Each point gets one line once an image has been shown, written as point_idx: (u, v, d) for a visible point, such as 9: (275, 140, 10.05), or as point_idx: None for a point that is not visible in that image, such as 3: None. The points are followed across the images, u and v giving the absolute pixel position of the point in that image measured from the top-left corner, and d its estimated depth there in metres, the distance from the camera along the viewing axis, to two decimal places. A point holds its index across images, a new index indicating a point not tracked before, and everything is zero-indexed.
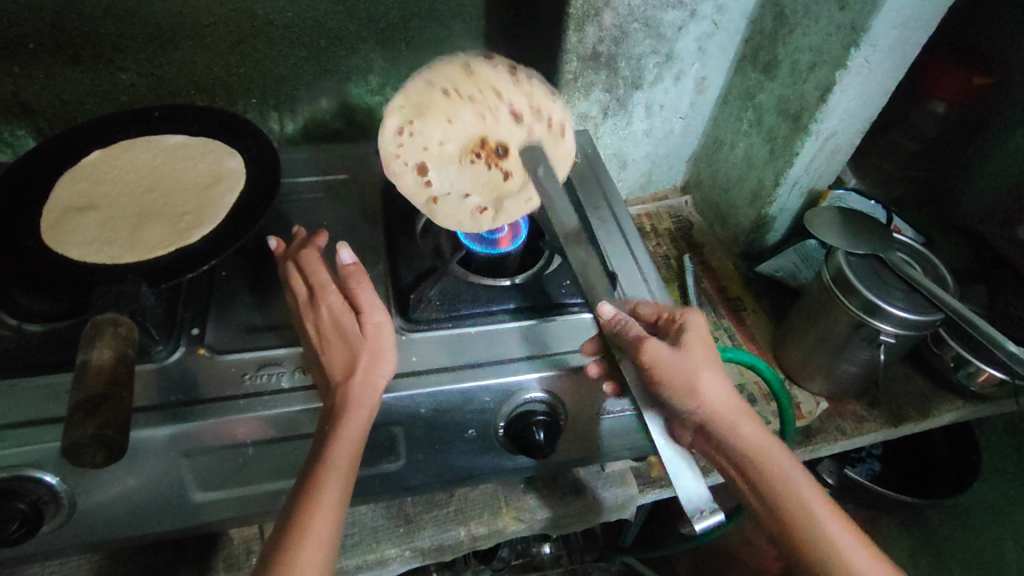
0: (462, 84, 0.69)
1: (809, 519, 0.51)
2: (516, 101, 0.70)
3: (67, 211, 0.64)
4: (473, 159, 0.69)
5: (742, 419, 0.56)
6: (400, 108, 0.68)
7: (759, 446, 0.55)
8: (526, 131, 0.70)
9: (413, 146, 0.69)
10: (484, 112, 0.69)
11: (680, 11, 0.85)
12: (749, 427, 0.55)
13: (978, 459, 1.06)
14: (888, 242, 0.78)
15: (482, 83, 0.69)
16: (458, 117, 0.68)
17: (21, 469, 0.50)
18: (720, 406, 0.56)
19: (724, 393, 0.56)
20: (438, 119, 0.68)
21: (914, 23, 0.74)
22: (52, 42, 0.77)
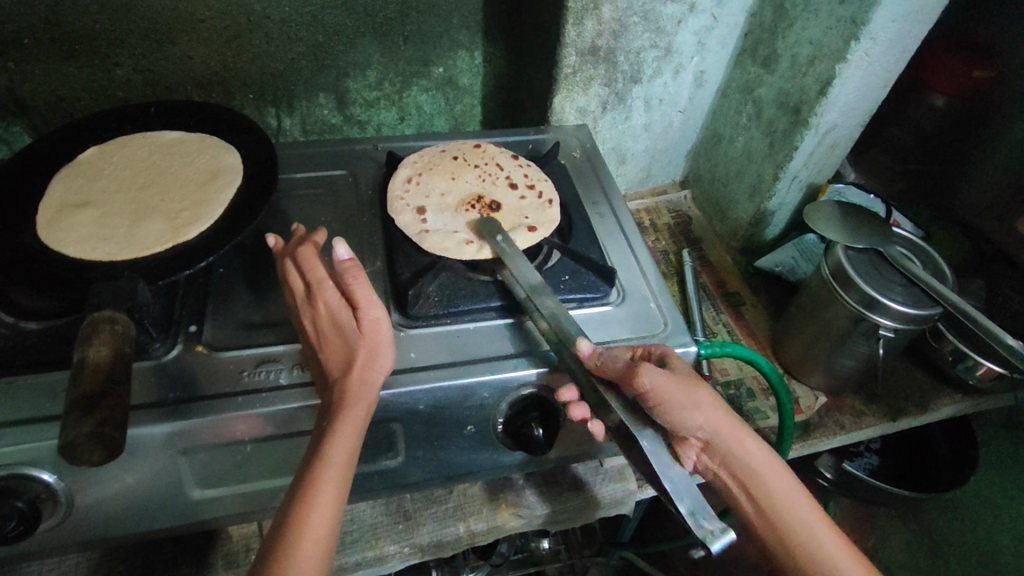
0: (472, 155, 0.79)
1: (800, 522, 0.54)
2: (514, 173, 0.76)
3: (62, 208, 0.63)
4: (469, 209, 0.70)
5: (736, 432, 0.56)
6: (414, 165, 0.76)
7: (754, 459, 0.56)
8: (520, 196, 0.73)
9: (416, 192, 0.72)
10: (485, 177, 0.75)
11: (679, 4, 0.85)
12: (743, 440, 0.56)
13: (976, 453, 1.06)
14: (887, 237, 0.78)
15: (488, 157, 0.78)
16: (461, 176, 0.75)
17: (20, 467, 0.50)
18: (716, 424, 0.55)
19: (718, 410, 0.55)
20: (444, 175, 0.75)
21: (914, 16, 0.74)
22: (46, 38, 0.76)
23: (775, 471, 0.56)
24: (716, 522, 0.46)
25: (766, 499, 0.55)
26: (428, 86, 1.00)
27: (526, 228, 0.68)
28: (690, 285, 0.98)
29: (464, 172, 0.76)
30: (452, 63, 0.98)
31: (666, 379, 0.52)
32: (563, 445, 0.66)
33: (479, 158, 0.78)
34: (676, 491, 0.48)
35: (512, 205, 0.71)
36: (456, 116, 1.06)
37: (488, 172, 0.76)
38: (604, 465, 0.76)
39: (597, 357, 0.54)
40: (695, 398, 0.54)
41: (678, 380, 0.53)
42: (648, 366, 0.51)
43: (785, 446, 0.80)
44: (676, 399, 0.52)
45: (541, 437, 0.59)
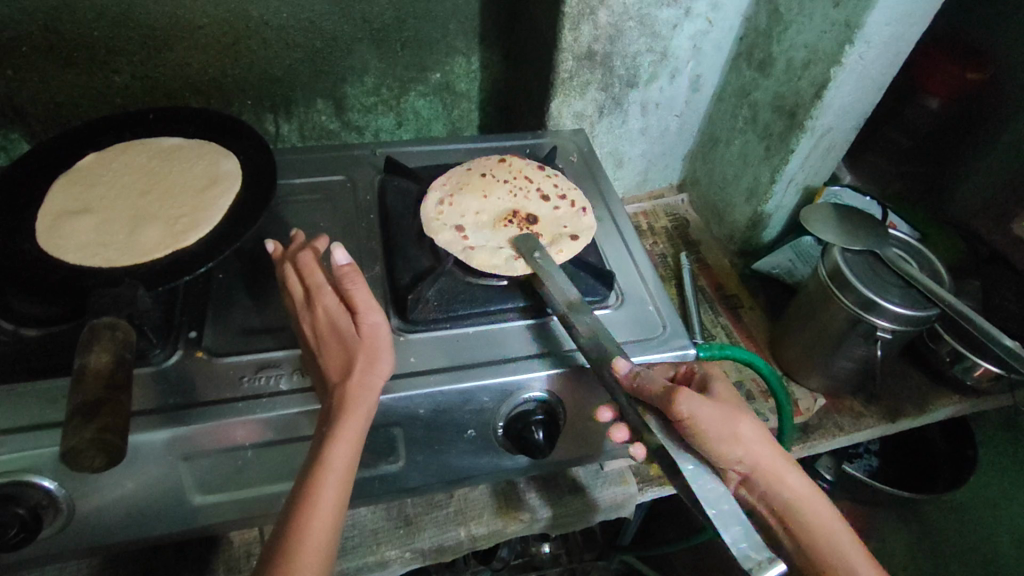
0: (498, 170, 0.76)
1: (845, 561, 0.53)
2: (544, 186, 0.75)
3: (61, 214, 0.63)
4: (507, 224, 0.69)
5: (779, 467, 0.55)
6: (442, 185, 0.73)
7: (796, 495, 0.54)
8: (554, 209, 0.72)
9: (451, 211, 0.70)
10: (516, 191, 0.74)
11: (674, 9, 0.86)
12: (785, 476, 0.55)
13: (975, 454, 1.07)
14: (882, 239, 0.78)
15: (515, 170, 0.76)
16: (493, 193, 0.73)
17: (20, 474, 0.50)
18: (756, 457, 0.55)
19: (759, 442, 0.55)
20: (475, 193, 0.72)
21: (907, 20, 0.75)
22: (45, 45, 0.76)
23: (817, 508, 0.54)
24: (764, 551, 0.45)
25: (808, 538, 0.54)
26: (425, 91, 1.00)
27: (568, 239, 0.68)
28: (688, 288, 0.98)
29: (495, 188, 0.73)
30: (449, 68, 0.98)
31: (705, 407, 0.52)
32: (563, 449, 0.66)
33: (506, 171, 0.76)
34: (722, 519, 0.46)
35: (548, 216, 0.71)
36: (454, 121, 1.06)
37: (518, 186, 0.74)
38: (604, 468, 0.76)
39: (634, 378, 0.53)
40: (735, 429, 0.54)
41: (717, 409, 0.54)
42: (686, 392, 0.52)
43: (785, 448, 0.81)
44: (715, 427, 0.52)
45: (542, 441, 0.59)
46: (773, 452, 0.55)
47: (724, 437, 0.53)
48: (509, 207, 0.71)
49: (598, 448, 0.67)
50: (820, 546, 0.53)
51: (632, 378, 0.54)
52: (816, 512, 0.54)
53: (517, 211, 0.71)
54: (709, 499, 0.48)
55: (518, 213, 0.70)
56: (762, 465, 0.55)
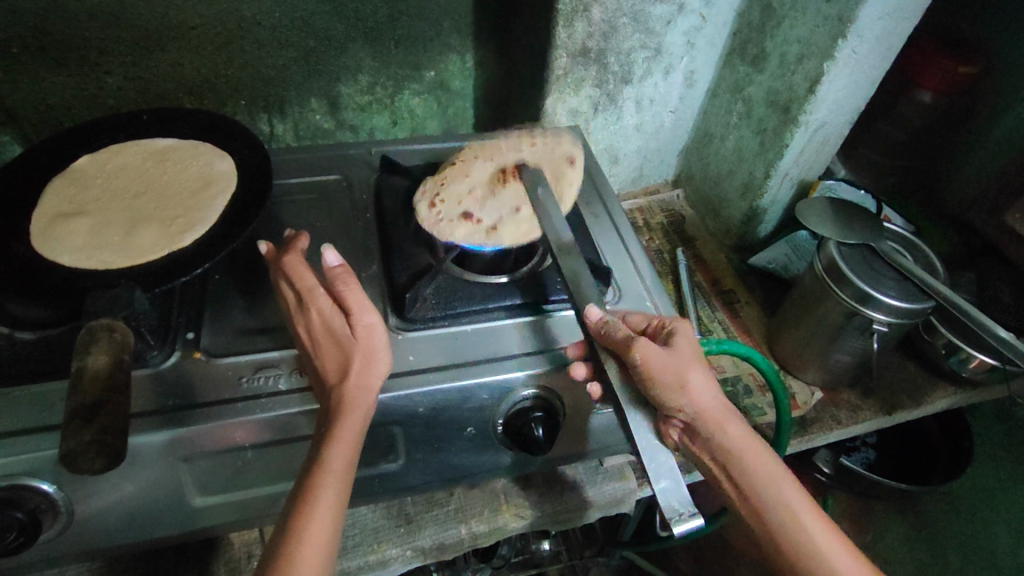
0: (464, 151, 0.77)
1: (791, 518, 0.51)
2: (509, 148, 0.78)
3: (57, 217, 0.63)
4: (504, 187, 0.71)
5: (725, 417, 0.54)
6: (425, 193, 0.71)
7: (748, 448, 0.53)
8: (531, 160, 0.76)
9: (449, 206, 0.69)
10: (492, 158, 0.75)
11: (668, 5, 0.86)
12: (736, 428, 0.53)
13: (971, 445, 1.07)
14: (878, 232, 0.78)
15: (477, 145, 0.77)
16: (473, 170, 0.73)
17: (18, 479, 0.50)
18: (705, 405, 0.53)
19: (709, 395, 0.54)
20: (459, 177, 0.72)
21: (899, 14, 0.75)
22: (37, 47, 0.76)
23: (771, 462, 0.53)
24: (688, 506, 0.46)
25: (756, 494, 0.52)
26: (420, 89, 1.00)
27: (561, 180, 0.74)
28: (685, 284, 0.98)
29: (495, 150, 0.77)
30: (443, 66, 0.98)
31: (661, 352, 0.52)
32: (562, 445, 0.66)
33: (433, 176, 0.74)
34: (656, 471, 0.48)
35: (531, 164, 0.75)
36: (449, 119, 1.06)
37: (488, 152, 0.76)
38: (604, 464, 0.76)
39: (602, 324, 0.53)
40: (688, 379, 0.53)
41: (674, 359, 0.53)
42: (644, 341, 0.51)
43: (784, 440, 0.80)
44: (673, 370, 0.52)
45: (682, 507, 0.46)
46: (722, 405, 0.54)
47: (688, 377, 0.53)
48: (495, 171, 0.73)
49: (599, 443, 0.67)
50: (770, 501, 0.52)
51: (600, 322, 0.54)
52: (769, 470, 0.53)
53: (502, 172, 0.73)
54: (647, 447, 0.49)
55: (505, 173, 0.72)
56: (717, 414, 0.54)
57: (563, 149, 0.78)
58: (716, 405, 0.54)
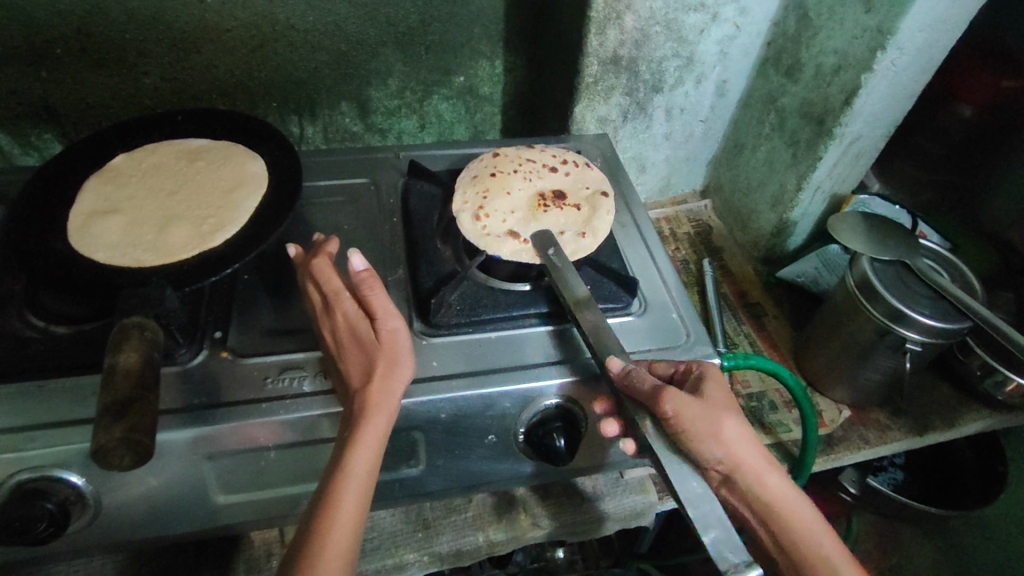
0: (500, 164, 0.72)
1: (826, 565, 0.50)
2: (544, 159, 0.74)
3: (93, 214, 0.64)
4: (547, 209, 0.68)
5: (763, 468, 0.52)
6: (464, 206, 0.67)
7: (783, 495, 0.52)
8: (567, 177, 0.73)
9: (494, 221, 0.66)
10: (529, 175, 0.72)
11: (702, 13, 0.85)
12: (768, 474, 0.52)
13: (1006, 470, 1.03)
14: (913, 248, 0.76)
15: (514, 158, 0.73)
16: (513, 187, 0.70)
17: (48, 470, 0.51)
18: (744, 457, 0.52)
19: (744, 443, 0.52)
20: (499, 194, 0.68)
21: (942, 26, 0.73)
22: (79, 48, 0.78)
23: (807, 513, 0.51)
24: (744, 554, 0.45)
25: (791, 541, 0.51)
26: (448, 94, 1.00)
27: (600, 195, 0.71)
28: (711, 295, 0.97)
29: (533, 166, 0.73)
30: (473, 71, 0.99)
31: (694, 405, 0.51)
32: (583, 456, 0.65)
33: (471, 184, 0.70)
34: (702, 521, 0.47)
35: (568, 185, 0.72)
36: (476, 124, 1.06)
37: (528, 170, 0.72)
38: (624, 476, 0.75)
39: (625, 375, 0.53)
40: (722, 430, 0.51)
41: (707, 410, 0.52)
42: (673, 391, 0.51)
43: (810, 459, 0.78)
44: (707, 422, 0.51)
45: (735, 556, 0.45)
46: (759, 453, 0.52)
47: (721, 427, 0.52)
48: (535, 191, 0.70)
49: (620, 456, 0.67)
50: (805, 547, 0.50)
51: (625, 374, 0.54)
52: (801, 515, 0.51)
53: (542, 192, 0.70)
54: (690, 499, 0.48)
55: (545, 194, 0.69)
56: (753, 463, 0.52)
57: (598, 177, 0.74)
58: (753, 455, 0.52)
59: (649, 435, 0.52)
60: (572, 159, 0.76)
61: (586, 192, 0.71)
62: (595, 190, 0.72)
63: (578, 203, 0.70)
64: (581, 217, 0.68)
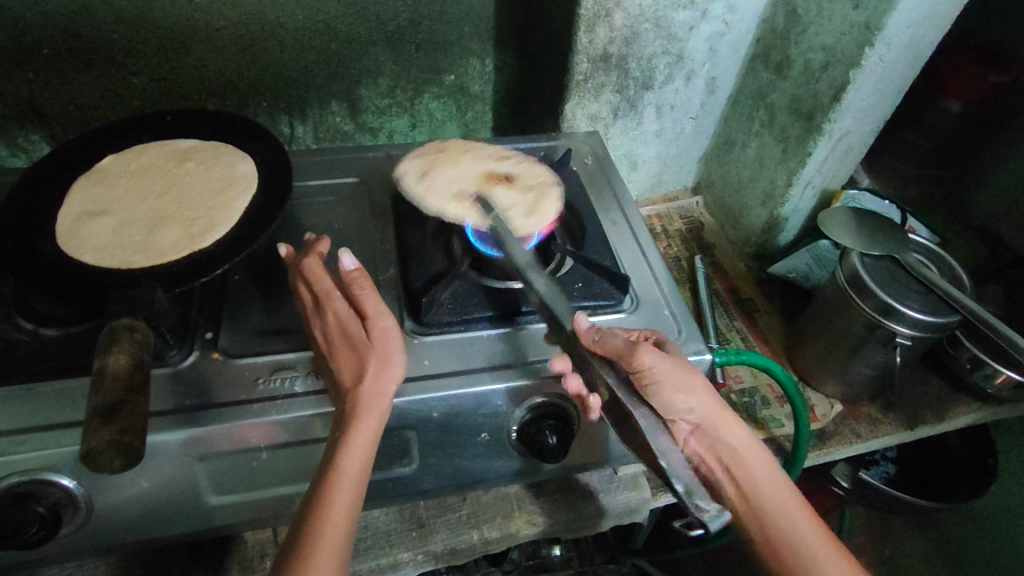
0: (457, 145, 0.77)
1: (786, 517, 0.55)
2: (502, 150, 0.78)
3: (81, 216, 0.64)
4: (490, 184, 0.71)
5: (726, 421, 0.57)
6: (410, 174, 0.72)
7: (747, 451, 0.57)
8: (519, 164, 0.76)
9: (435, 188, 0.70)
10: (481, 158, 0.76)
11: (691, 10, 0.85)
12: (737, 432, 0.57)
13: (995, 463, 1.05)
14: (903, 243, 0.77)
15: (472, 144, 0.78)
16: (461, 165, 0.74)
17: (38, 473, 0.50)
18: (709, 411, 0.57)
19: (709, 397, 0.57)
20: (446, 170, 0.73)
21: (928, 22, 0.74)
22: (66, 49, 0.77)
23: (764, 460, 0.57)
24: (712, 504, 0.46)
25: (755, 493, 0.56)
26: (439, 93, 1.00)
27: (547, 185, 0.72)
28: (703, 291, 0.97)
29: (485, 152, 0.77)
30: (463, 70, 0.98)
31: (663, 363, 0.54)
32: (575, 453, 0.65)
33: (422, 159, 0.75)
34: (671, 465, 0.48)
35: (518, 172, 0.74)
36: (468, 123, 1.06)
37: (479, 154, 0.77)
38: (618, 473, 0.75)
39: (597, 332, 0.55)
40: (687, 384, 0.56)
41: (675, 366, 0.55)
42: (646, 346, 0.54)
43: (802, 453, 0.79)
44: (676, 379, 0.55)
45: (707, 504, 0.45)
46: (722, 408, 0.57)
47: (687, 382, 0.56)
48: (482, 171, 0.73)
49: (612, 453, 0.67)
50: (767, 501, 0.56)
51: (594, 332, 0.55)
52: (765, 471, 0.57)
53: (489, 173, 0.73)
54: (660, 446, 0.49)
55: (491, 174, 0.73)
56: (718, 417, 0.57)
57: (549, 171, 0.75)
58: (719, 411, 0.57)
59: (616, 387, 0.52)
60: (527, 155, 0.78)
61: (536, 181, 0.73)
62: (546, 180, 0.73)
63: (528, 185, 0.72)
64: (526, 199, 0.70)
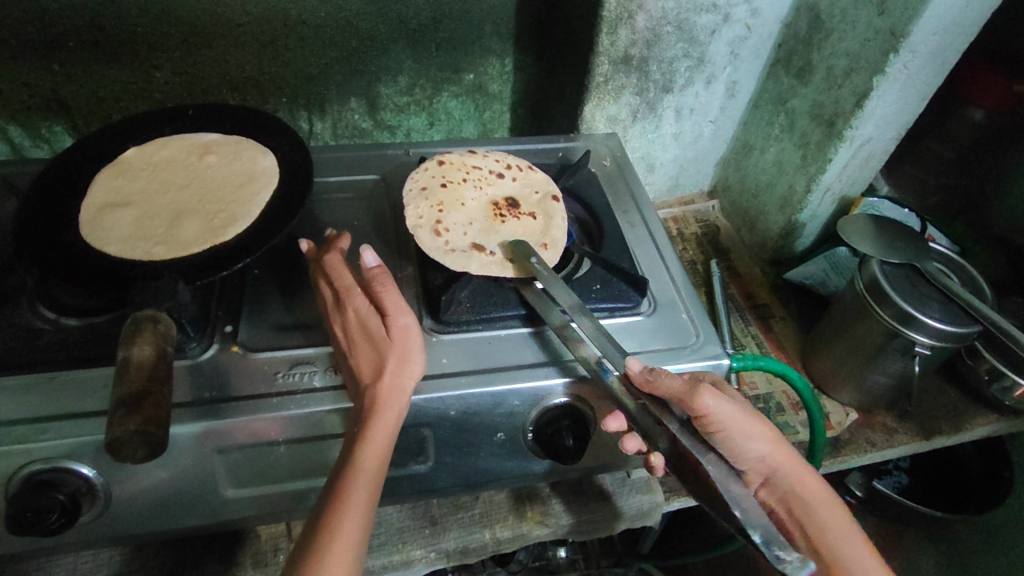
0: (449, 174, 0.72)
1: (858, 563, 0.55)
2: (491, 166, 0.75)
3: (104, 207, 0.64)
4: (502, 218, 0.68)
5: (790, 463, 0.59)
6: (421, 219, 0.67)
7: (814, 495, 0.58)
8: (516, 182, 0.74)
9: (455, 235, 0.66)
10: (479, 185, 0.72)
11: (713, 14, 0.85)
12: (805, 477, 0.58)
13: (1011, 475, 1.04)
14: (923, 252, 0.76)
15: (461, 167, 0.74)
16: (467, 200, 0.70)
17: (58, 461, 0.51)
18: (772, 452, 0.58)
19: (772, 438, 0.59)
20: (454, 208, 0.69)
21: (955, 29, 0.73)
22: (91, 41, 0.78)
23: (831, 506, 0.58)
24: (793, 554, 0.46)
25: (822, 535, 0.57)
26: (458, 92, 1.00)
27: (552, 199, 0.72)
28: (718, 295, 0.97)
29: (480, 173, 0.74)
30: (483, 69, 0.98)
31: (728, 406, 0.55)
32: (590, 455, 0.65)
33: (422, 198, 0.69)
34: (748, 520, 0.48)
35: (517, 191, 0.73)
36: (485, 122, 1.06)
37: (476, 177, 0.73)
38: (631, 476, 0.75)
39: (649, 375, 0.54)
40: (751, 428, 0.57)
41: (739, 409, 0.56)
42: (707, 388, 0.53)
43: (817, 459, 0.79)
44: (739, 422, 0.56)
45: (789, 554, 0.46)
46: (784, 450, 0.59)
47: (749, 425, 0.56)
48: (487, 202, 0.70)
49: (626, 455, 0.67)
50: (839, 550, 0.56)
51: (647, 376, 0.54)
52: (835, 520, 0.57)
53: (494, 202, 0.70)
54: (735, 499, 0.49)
55: (498, 204, 0.70)
56: (782, 459, 0.59)
57: (543, 179, 0.75)
58: (781, 452, 0.59)
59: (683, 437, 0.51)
60: (515, 163, 0.77)
61: (537, 195, 0.73)
62: (545, 194, 0.73)
63: (534, 204, 0.71)
64: (539, 224, 0.69)
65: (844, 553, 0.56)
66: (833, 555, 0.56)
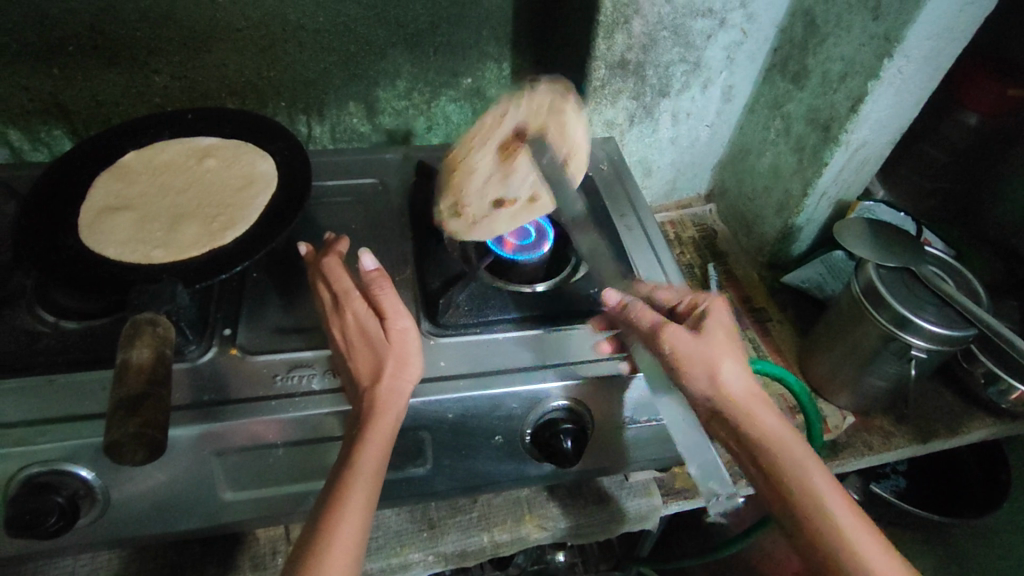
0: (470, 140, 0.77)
1: (813, 503, 0.50)
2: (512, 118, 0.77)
3: (103, 211, 0.64)
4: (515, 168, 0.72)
5: (753, 399, 0.54)
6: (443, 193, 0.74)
7: (777, 433, 0.53)
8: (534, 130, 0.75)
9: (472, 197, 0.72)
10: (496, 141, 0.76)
11: (709, 19, 0.85)
12: (765, 413, 0.54)
13: (1008, 478, 1.04)
14: (918, 255, 0.76)
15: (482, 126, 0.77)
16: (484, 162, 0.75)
17: (56, 464, 0.51)
18: (732, 385, 0.55)
19: (733, 370, 0.55)
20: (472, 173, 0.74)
21: (948, 34, 0.74)
22: (91, 46, 0.78)
23: (794, 446, 0.52)
24: (729, 489, 0.56)
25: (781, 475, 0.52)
26: (456, 97, 1.01)
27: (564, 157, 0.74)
28: None
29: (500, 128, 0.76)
30: (481, 74, 0.99)
31: (689, 337, 0.56)
32: (588, 458, 0.65)
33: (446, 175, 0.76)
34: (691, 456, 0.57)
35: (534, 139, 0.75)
36: None
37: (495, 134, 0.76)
38: (629, 479, 0.75)
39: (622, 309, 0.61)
40: (713, 358, 0.55)
41: (702, 341, 0.56)
42: (671, 327, 0.56)
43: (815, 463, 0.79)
44: (698, 352, 0.55)
45: (722, 490, 0.56)
46: (746, 384, 0.55)
47: (707, 355, 0.55)
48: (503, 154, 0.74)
49: (624, 458, 0.67)
50: (800, 491, 0.51)
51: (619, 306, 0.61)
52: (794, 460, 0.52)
53: (509, 153, 0.74)
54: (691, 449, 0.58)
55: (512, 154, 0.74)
56: (741, 391, 0.55)
57: (563, 120, 0.76)
58: (743, 386, 0.55)
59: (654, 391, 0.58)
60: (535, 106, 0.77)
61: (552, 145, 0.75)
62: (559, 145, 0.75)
63: (548, 155, 0.73)
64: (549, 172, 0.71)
65: (802, 492, 0.51)
66: (791, 493, 0.51)
